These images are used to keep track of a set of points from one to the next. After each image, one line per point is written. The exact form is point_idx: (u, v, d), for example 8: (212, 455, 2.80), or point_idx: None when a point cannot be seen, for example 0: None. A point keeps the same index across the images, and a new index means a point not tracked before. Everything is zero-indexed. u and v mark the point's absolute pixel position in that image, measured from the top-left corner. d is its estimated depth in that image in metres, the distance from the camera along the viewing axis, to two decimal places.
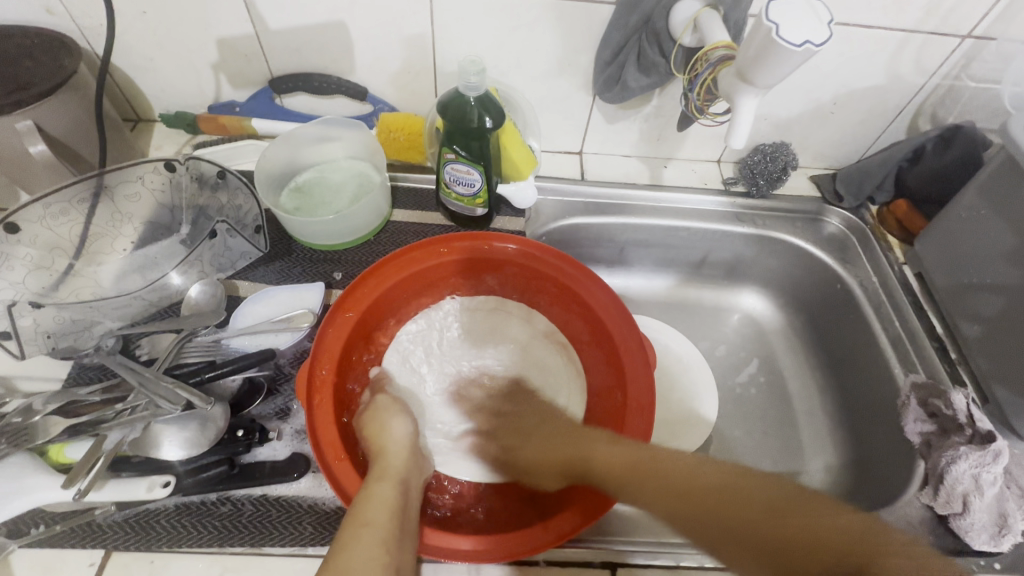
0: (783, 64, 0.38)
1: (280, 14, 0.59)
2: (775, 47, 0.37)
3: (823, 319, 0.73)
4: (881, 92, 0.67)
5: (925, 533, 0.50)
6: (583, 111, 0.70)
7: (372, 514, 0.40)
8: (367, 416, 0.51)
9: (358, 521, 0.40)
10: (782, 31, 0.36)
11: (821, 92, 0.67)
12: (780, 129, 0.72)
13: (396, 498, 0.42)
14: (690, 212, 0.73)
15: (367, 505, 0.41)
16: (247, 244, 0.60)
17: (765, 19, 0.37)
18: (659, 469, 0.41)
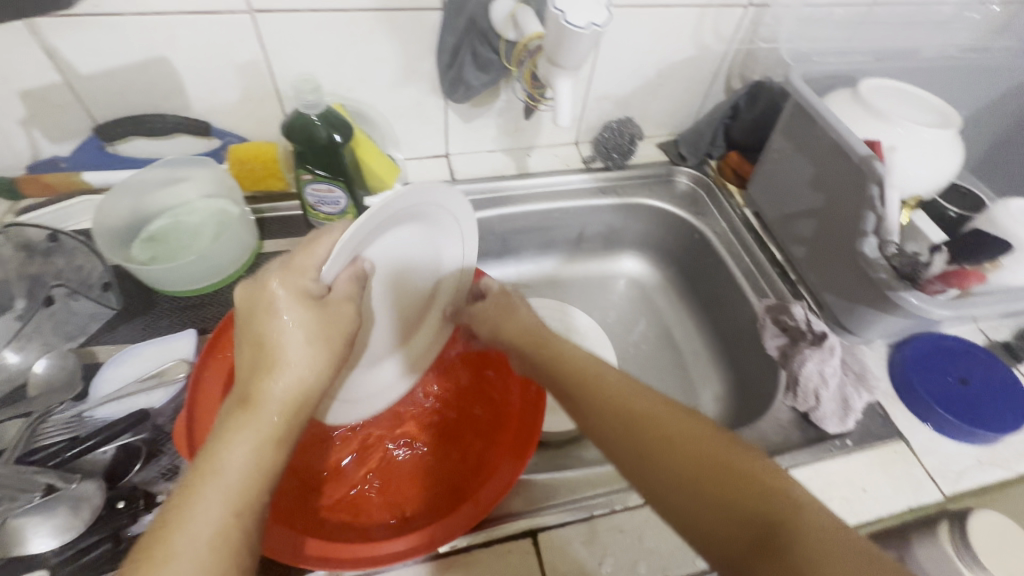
0: (578, 45, 0.42)
1: (89, 57, 0.55)
2: (567, 31, 0.41)
3: (691, 268, 0.81)
4: (695, 62, 0.76)
5: (794, 430, 0.58)
6: (439, 114, 0.72)
7: (252, 498, 0.34)
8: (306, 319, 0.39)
9: (228, 500, 0.33)
10: (567, 16, 0.40)
11: (646, 68, 0.75)
12: (621, 106, 0.80)
13: (267, 453, 0.36)
14: (558, 193, 0.78)
15: (225, 444, 0.35)
16: (97, 303, 0.56)
17: (554, 7, 0.41)
18: (645, 426, 0.38)
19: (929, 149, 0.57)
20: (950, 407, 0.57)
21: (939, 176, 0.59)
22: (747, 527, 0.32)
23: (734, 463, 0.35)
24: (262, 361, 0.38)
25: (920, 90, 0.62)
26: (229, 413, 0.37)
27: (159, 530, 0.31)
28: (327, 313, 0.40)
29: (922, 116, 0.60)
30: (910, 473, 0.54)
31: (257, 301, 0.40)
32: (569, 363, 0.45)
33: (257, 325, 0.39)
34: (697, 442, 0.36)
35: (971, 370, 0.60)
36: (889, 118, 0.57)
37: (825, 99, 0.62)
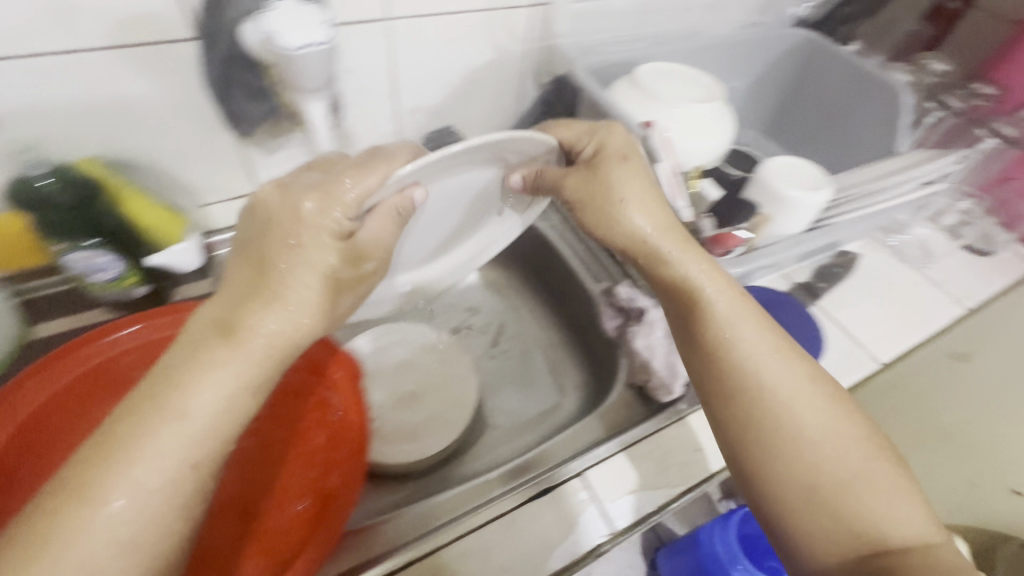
0: (301, 62, 0.45)
1: None
2: (281, 50, 0.44)
3: (535, 266, 0.82)
4: (497, 64, 0.77)
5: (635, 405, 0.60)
6: (234, 153, 0.66)
7: (208, 447, 0.34)
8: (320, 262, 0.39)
9: (186, 446, 0.33)
10: (275, 35, 0.43)
11: (450, 75, 0.74)
12: (436, 116, 0.78)
13: (234, 384, 0.35)
14: None
15: (195, 368, 0.35)
16: None
17: (264, 28, 0.43)
18: (773, 422, 0.41)
19: (704, 124, 0.62)
20: None
21: (719, 146, 0.64)
22: (854, 528, 0.37)
23: (871, 479, 0.39)
24: (259, 290, 0.37)
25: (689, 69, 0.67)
26: (204, 341, 0.35)
27: (106, 465, 0.32)
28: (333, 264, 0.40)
29: (695, 92, 0.65)
30: None
31: (296, 219, 0.39)
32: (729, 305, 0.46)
33: (269, 253, 0.38)
34: (833, 450, 0.40)
35: (776, 315, 0.65)
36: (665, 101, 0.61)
37: (611, 89, 0.65)
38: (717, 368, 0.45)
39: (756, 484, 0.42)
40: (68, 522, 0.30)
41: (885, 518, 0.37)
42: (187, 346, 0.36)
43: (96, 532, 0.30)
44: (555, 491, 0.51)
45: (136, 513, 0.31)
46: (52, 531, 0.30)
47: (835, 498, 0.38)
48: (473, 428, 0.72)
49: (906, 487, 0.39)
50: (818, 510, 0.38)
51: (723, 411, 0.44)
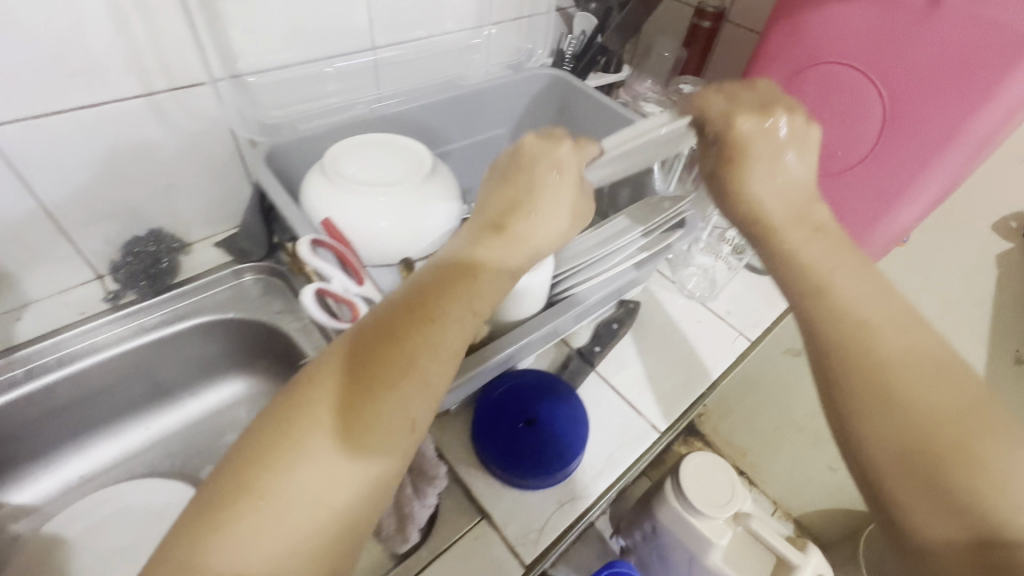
0: None
1: None
2: None
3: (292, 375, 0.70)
4: (196, 149, 0.65)
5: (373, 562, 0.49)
6: None
7: (350, 488, 0.32)
8: (484, 283, 0.42)
9: (309, 501, 0.31)
10: None
11: (130, 172, 0.61)
12: (132, 219, 0.64)
13: (376, 440, 0.34)
14: (83, 350, 0.62)
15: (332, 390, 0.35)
16: None
17: None
18: (917, 356, 0.36)
19: (416, 206, 0.54)
20: (513, 460, 0.53)
21: (443, 225, 0.57)
22: (961, 510, 0.31)
23: (987, 421, 0.33)
24: (491, 289, 0.42)
25: (400, 136, 0.59)
26: (450, 322, 0.39)
27: (297, 472, 0.31)
28: (487, 287, 0.42)
29: (405, 168, 0.56)
30: (491, 558, 0.49)
31: (516, 203, 0.48)
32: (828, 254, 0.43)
33: (506, 240, 0.45)
34: (927, 394, 0.34)
35: (537, 405, 0.57)
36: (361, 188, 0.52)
37: (302, 182, 0.55)
38: (815, 307, 0.41)
39: (831, 413, 0.38)
40: (314, 487, 0.31)
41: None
42: (417, 328, 0.37)
43: (322, 509, 0.31)
44: None
45: (282, 529, 0.30)
46: (312, 493, 0.31)
47: (952, 469, 0.32)
48: None
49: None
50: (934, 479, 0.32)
51: (823, 337, 0.40)
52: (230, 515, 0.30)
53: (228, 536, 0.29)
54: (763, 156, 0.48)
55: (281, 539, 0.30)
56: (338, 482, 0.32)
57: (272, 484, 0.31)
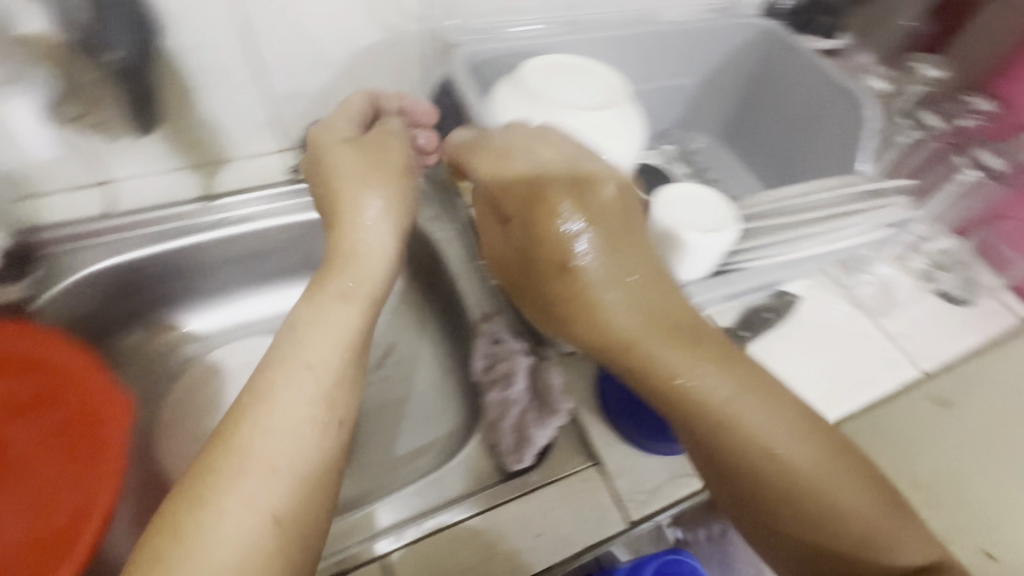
0: None
1: None
2: None
3: (426, 282, 0.72)
4: (390, 45, 0.66)
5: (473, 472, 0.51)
6: (62, 140, 0.58)
7: (309, 466, 0.37)
8: (356, 324, 0.43)
9: (268, 501, 0.34)
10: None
11: (331, 57, 0.64)
12: (322, 103, 0.69)
13: (306, 461, 0.37)
14: (266, 210, 0.68)
15: (239, 426, 0.37)
16: None
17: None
18: (694, 405, 0.37)
19: (602, 136, 0.51)
20: (640, 424, 0.50)
21: (623, 164, 0.53)
22: (815, 527, 0.35)
23: (814, 481, 0.35)
24: (357, 357, 0.43)
25: (597, 63, 0.55)
26: (324, 372, 0.40)
27: (250, 469, 0.35)
28: (364, 334, 0.44)
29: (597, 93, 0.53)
30: (595, 504, 0.48)
31: (504, 209, 0.42)
32: (637, 312, 0.38)
33: (356, 280, 0.45)
34: (750, 423, 0.36)
35: None
36: (547, 103, 0.50)
37: (490, 92, 0.53)
38: (573, 332, 0.40)
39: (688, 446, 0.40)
40: (256, 499, 0.34)
41: (882, 536, 0.34)
42: (546, 266, 0.39)
43: (285, 485, 0.35)
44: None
45: (263, 520, 0.34)
46: (280, 464, 0.36)
47: (809, 499, 0.35)
48: None
49: (816, 502, 0.35)
50: (781, 506, 0.36)
51: (615, 359, 0.40)
52: (213, 488, 0.34)
53: (222, 505, 0.33)
54: (538, 143, 0.43)
55: (267, 507, 0.34)
56: (295, 468, 0.36)
57: (212, 501, 0.33)
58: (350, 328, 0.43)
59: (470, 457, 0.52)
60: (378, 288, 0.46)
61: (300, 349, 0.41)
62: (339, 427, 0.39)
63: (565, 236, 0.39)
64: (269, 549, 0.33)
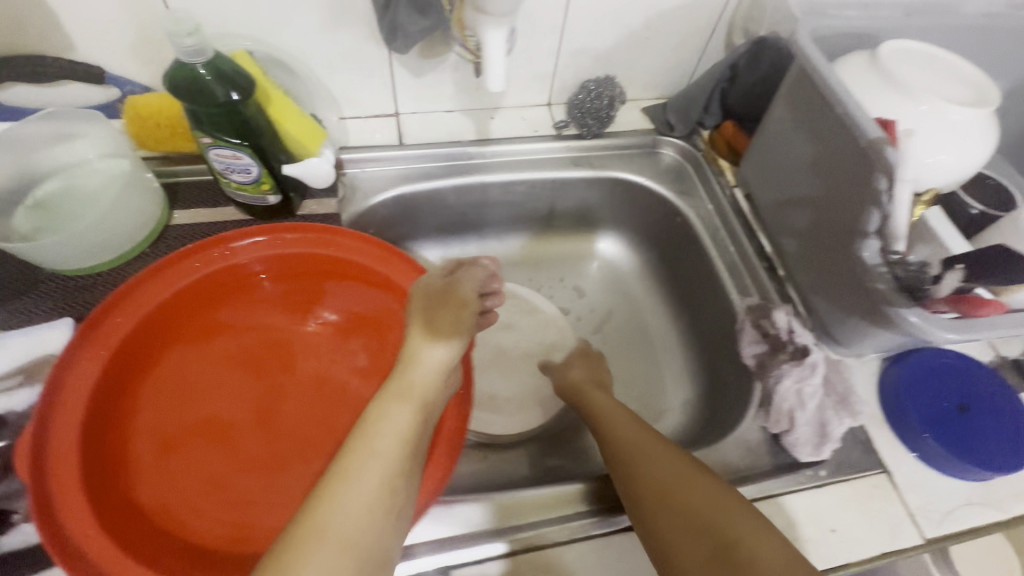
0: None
1: None
2: None
3: (670, 257, 0.72)
4: (689, 10, 0.64)
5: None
6: (381, 69, 0.62)
7: (355, 539, 0.35)
8: (409, 424, 0.41)
9: (363, 524, 0.36)
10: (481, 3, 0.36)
11: (630, 17, 0.64)
12: (601, 62, 0.68)
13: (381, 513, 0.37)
14: (530, 162, 0.70)
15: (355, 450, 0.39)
16: None
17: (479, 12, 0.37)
18: (698, 517, 0.41)
19: (958, 133, 0.47)
20: (941, 435, 0.49)
21: (967, 168, 0.49)
22: None
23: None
24: (416, 454, 0.40)
25: (955, 56, 0.51)
26: (386, 458, 0.38)
27: (326, 538, 0.34)
28: (422, 430, 0.41)
29: (957, 89, 0.49)
30: (888, 513, 0.48)
31: (598, 415, 0.53)
32: (637, 444, 0.47)
33: (402, 392, 0.42)
34: (748, 539, 0.39)
35: (970, 391, 0.51)
36: (915, 91, 0.47)
37: (834, 65, 0.51)
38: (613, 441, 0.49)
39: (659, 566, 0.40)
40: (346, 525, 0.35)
41: None
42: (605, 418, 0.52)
43: (351, 557, 0.34)
44: None
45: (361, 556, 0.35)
46: (348, 535, 0.35)
47: None
48: (563, 415, 0.66)
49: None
50: None
51: (619, 471, 0.46)
52: (297, 559, 0.33)
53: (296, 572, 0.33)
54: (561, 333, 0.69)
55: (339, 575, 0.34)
56: (349, 541, 0.35)
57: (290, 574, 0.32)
58: (402, 426, 0.40)
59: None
60: (430, 393, 0.43)
61: (372, 432, 0.40)
62: (389, 519, 0.37)
63: (638, 438, 0.48)
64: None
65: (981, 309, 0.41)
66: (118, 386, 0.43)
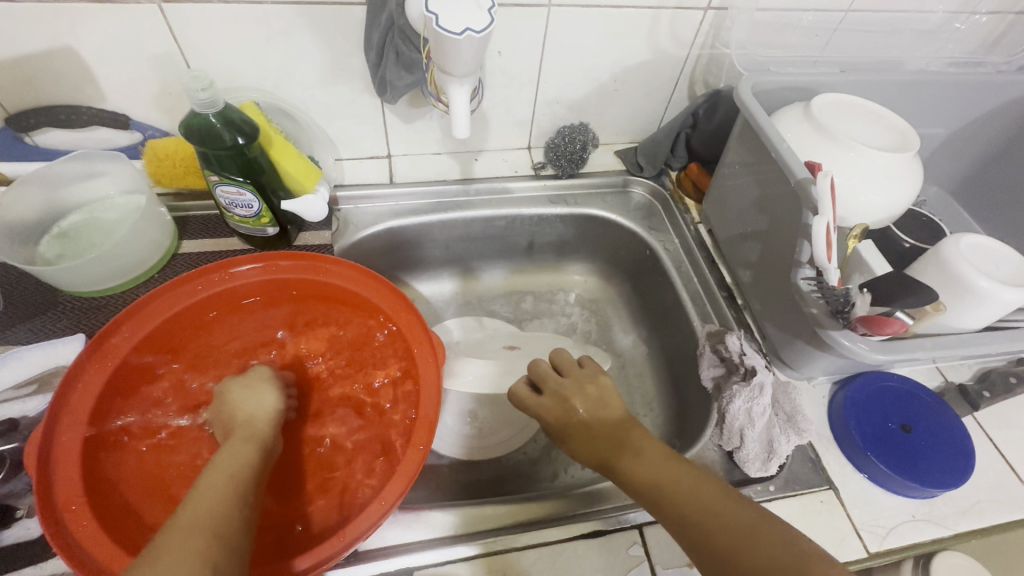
0: (345, 57, 0.61)
1: (12, 64, 0.55)
2: (337, 54, 0.61)
3: (642, 286, 0.77)
4: (652, 67, 0.71)
5: (553, 505, 0.50)
6: (375, 117, 0.69)
7: (227, 531, 0.36)
8: (250, 452, 0.44)
9: (193, 566, 0.32)
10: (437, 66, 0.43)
11: (599, 72, 0.71)
12: (575, 111, 0.76)
13: (201, 559, 0.33)
14: (510, 199, 0.76)
15: (186, 510, 0.36)
16: None
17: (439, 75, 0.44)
18: None
19: (882, 175, 0.53)
20: (883, 454, 0.52)
21: (893, 206, 0.54)
22: None
23: None
24: (248, 482, 0.41)
25: (882, 108, 0.57)
26: (222, 487, 0.39)
27: (193, 530, 0.35)
28: (260, 463, 0.43)
29: (880, 137, 0.55)
30: (833, 527, 0.50)
31: (651, 476, 0.42)
32: (700, 501, 0.39)
33: (249, 428, 0.46)
34: None
35: (917, 416, 0.55)
36: (841, 138, 0.53)
37: (773, 117, 0.57)
38: (666, 500, 0.40)
39: None
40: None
41: None
42: (638, 468, 0.43)
43: (210, 546, 0.34)
44: (608, 535, 0.48)
45: None
46: (210, 528, 0.35)
47: None
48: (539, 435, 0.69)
49: None
50: None
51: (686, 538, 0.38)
52: (158, 548, 0.33)
53: (163, 562, 0.32)
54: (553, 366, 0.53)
55: (204, 563, 0.33)
56: (203, 529, 0.35)
57: (155, 565, 0.32)
58: (243, 453, 0.43)
59: (596, 491, 0.52)
60: (270, 434, 0.47)
61: (221, 462, 0.42)
62: (246, 521, 0.38)
63: (701, 487, 0.40)
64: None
65: (886, 327, 0.44)
66: (122, 398, 0.48)
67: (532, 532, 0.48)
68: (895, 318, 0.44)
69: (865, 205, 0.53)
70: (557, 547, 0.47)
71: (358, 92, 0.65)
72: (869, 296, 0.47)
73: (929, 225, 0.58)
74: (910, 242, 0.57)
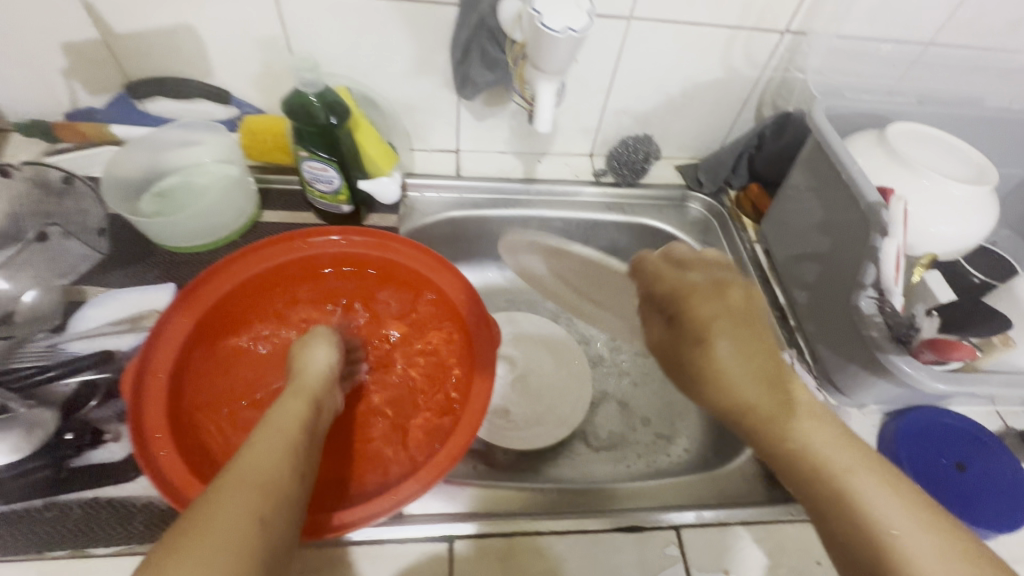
0: (431, 53, 0.65)
1: (140, 38, 0.61)
2: (425, 50, 0.65)
3: None
4: (722, 85, 0.73)
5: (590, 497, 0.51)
6: (450, 112, 0.73)
7: (281, 487, 0.35)
8: (301, 413, 0.43)
9: (245, 520, 0.31)
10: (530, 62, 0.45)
11: (669, 87, 0.73)
12: (640, 122, 0.77)
13: (254, 508, 0.33)
14: (569, 202, 0.78)
15: (242, 462, 0.35)
16: (86, 246, 0.60)
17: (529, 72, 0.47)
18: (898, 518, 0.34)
19: (954, 207, 0.52)
20: (935, 489, 0.51)
21: (964, 238, 0.53)
22: None
23: None
24: (310, 443, 0.41)
25: (960, 141, 0.57)
26: (275, 440, 0.38)
27: (247, 483, 0.34)
28: (315, 423, 0.43)
29: (955, 169, 0.55)
30: None
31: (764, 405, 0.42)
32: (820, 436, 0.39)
33: (295, 391, 0.45)
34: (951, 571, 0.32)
35: (973, 455, 0.53)
36: (915, 165, 0.53)
37: (846, 141, 0.57)
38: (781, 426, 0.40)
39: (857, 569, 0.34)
40: (220, 531, 0.30)
41: None
42: None
43: (265, 498, 0.34)
44: (645, 532, 0.48)
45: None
46: (270, 482, 0.35)
47: None
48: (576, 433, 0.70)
49: None
50: None
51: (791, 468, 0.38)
52: (210, 501, 0.32)
53: (215, 515, 0.31)
54: None
55: (255, 512, 0.32)
56: (255, 481, 0.34)
57: (205, 510, 0.31)
58: (294, 414, 0.42)
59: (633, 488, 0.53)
60: (320, 395, 0.47)
61: (273, 419, 0.41)
62: (302, 479, 0.37)
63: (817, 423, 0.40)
64: (247, 550, 0.30)
65: (953, 352, 0.44)
66: (201, 344, 0.52)
67: (572, 518, 0.49)
68: (962, 343, 0.44)
69: (935, 234, 0.53)
70: (594, 535, 0.48)
71: (438, 87, 0.69)
72: (936, 321, 0.47)
73: (1001, 263, 0.57)
74: (979, 278, 0.56)
